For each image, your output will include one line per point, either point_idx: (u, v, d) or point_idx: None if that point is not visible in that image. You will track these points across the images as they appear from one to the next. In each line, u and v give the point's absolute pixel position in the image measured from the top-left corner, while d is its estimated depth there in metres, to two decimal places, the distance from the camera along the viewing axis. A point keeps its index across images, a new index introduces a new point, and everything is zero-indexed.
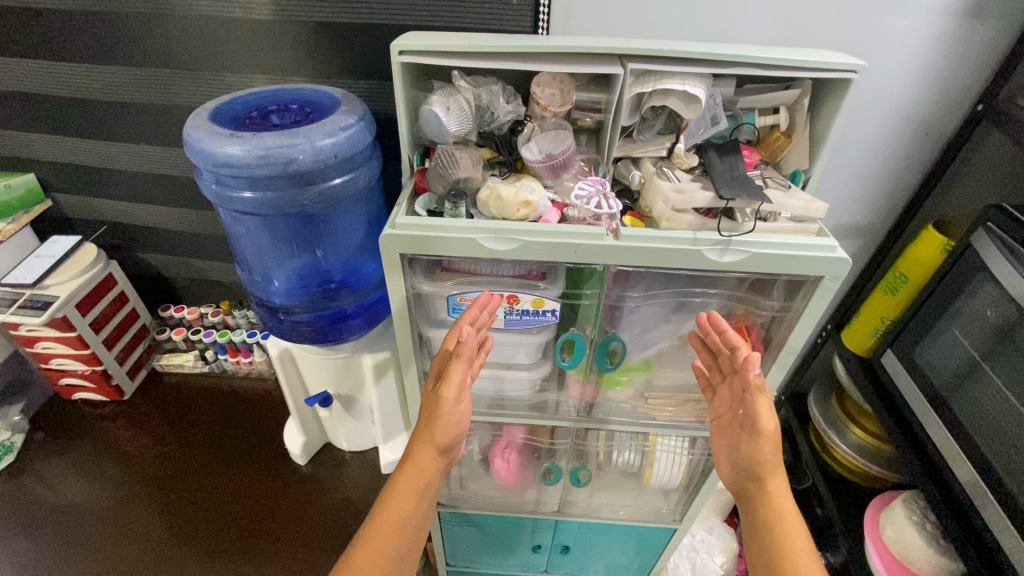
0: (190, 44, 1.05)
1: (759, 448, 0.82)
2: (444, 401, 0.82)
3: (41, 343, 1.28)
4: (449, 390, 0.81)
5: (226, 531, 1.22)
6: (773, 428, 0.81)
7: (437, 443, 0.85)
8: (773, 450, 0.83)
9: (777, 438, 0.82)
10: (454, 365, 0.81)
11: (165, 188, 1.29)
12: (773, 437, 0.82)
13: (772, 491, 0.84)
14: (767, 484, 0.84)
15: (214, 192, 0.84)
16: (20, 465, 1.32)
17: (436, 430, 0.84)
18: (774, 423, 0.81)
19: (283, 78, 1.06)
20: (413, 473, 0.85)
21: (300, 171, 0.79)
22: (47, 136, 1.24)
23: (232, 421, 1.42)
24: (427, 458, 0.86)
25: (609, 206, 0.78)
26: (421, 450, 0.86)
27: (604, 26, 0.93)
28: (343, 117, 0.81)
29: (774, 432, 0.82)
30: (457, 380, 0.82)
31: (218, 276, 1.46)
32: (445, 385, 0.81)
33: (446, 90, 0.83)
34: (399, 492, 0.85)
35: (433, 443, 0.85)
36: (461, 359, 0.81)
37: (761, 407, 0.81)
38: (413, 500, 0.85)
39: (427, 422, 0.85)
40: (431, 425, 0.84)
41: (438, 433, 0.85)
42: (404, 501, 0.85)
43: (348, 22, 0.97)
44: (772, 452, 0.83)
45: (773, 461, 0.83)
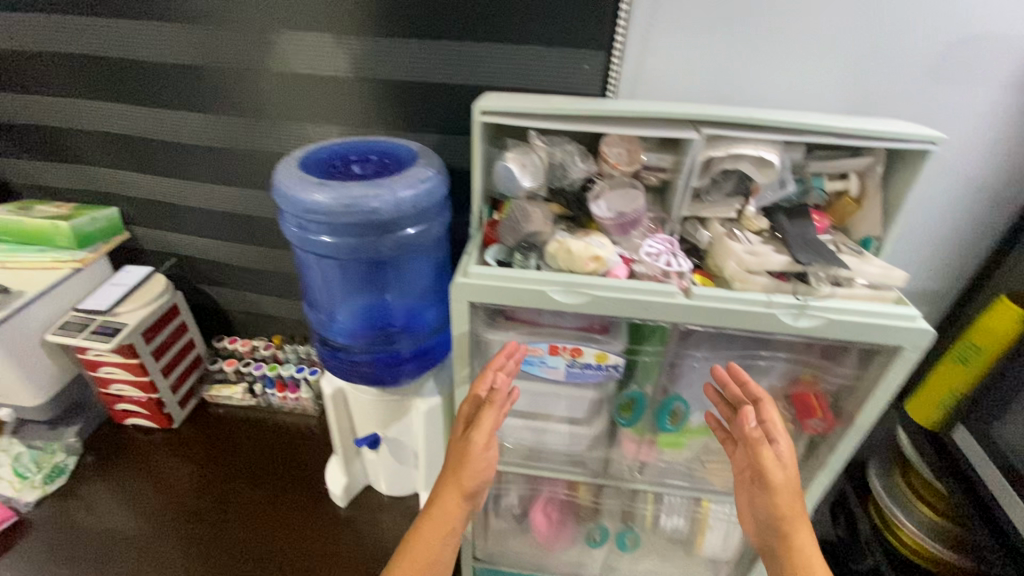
0: (275, 96, 1.12)
1: (776, 503, 0.76)
2: (473, 448, 0.81)
3: (104, 368, 1.31)
4: (479, 436, 0.80)
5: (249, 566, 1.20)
6: (789, 481, 0.76)
7: (464, 488, 0.82)
8: (795, 505, 0.76)
9: (798, 492, 0.76)
10: (482, 412, 0.81)
11: (236, 225, 1.36)
12: (793, 493, 0.76)
13: (805, 554, 0.75)
14: (800, 547, 0.75)
15: (295, 235, 0.87)
16: (71, 487, 1.34)
17: (463, 474, 0.82)
18: (790, 476, 0.76)
19: (359, 130, 1.12)
20: (438, 517, 0.83)
21: (381, 220, 0.83)
22: (134, 174, 1.33)
23: (273, 457, 1.43)
24: (452, 503, 0.83)
25: (678, 264, 0.80)
26: (447, 494, 0.83)
27: (671, 91, 0.96)
28: (423, 170, 0.85)
29: (790, 486, 0.76)
30: (486, 428, 0.81)
31: (274, 311, 1.51)
32: (477, 430, 0.80)
33: (521, 147, 0.87)
34: (424, 536, 0.83)
35: (459, 488, 0.83)
36: (491, 407, 0.81)
37: (767, 460, 0.76)
38: (437, 544, 0.83)
39: (453, 467, 0.83)
40: (458, 467, 0.83)
41: (465, 477, 0.82)
42: (428, 545, 0.83)
43: (424, 81, 1.03)
44: (793, 506, 0.76)
45: (796, 516, 0.76)
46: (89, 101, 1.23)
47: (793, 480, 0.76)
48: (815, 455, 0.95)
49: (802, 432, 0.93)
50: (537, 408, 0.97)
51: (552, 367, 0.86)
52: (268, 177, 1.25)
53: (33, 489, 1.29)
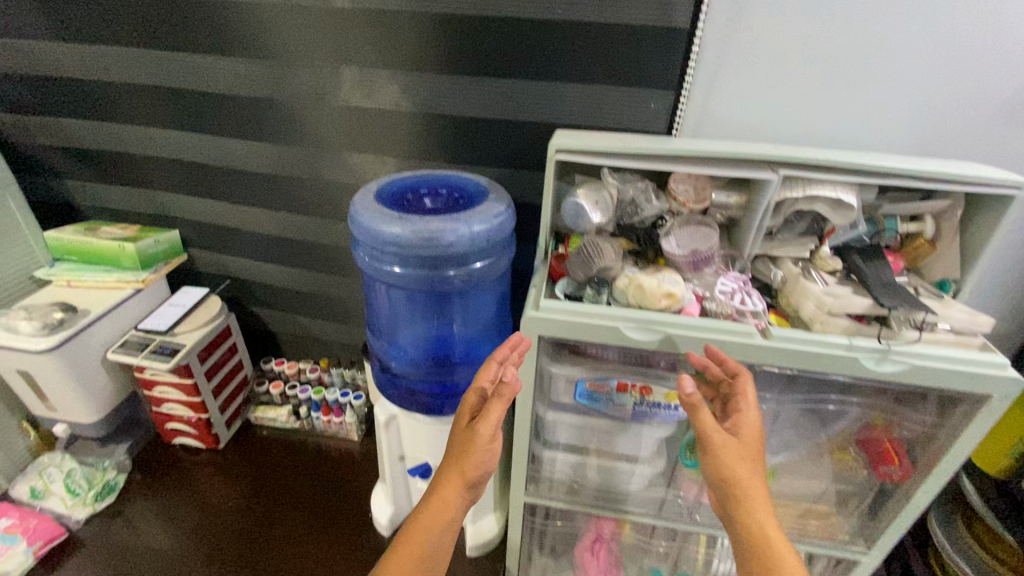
0: (340, 129, 1.16)
1: (718, 466, 0.71)
2: (481, 435, 0.73)
3: (158, 387, 1.33)
4: (487, 423, 0.73)
5: None
6: (742, 447, 0.70)
7: (469, 475, 0.74)
8: (753, 475, 0.70)
9: (754, 461, 0.70)
10: (490, 403, 0.74)
11: (292, 250, 1.39)
12: (748, 460, 0.70)
13: (762, 526, 0.67)
14: (756, 517, 0.68)
15: (366, 263, 0.89)
16: (119, 505, 1.34)
17: (468, 460, 0.74)
18: (744, 441, 0.71)
19: (420, 162, 1.15)
20: (437, 505, 0.73)
21: (454, 253, 0.84)
22: (196, 199, 1.37)
23: (315, 482, 1.42)
24: (453, 492, 0.74)
25: (752, 303, 0.80)
26: (449, 481, 0.74)
27: (735, 131, 0.97)
28: (495, 205, 0.86)
29: (739, 449, 0.70)
30: (496, 414, 0.74)
31: (321, 335, 1.53)
32: (487, 416, 0.72)
33: (591, 184, 0.88)
34: (420, 524, 0.72)
35: (463, 475, 0.74)
36: (502, 395, 0.74)
37: (702, 421, 0.72)
38: (432, 533, 0.72)
39: (456, 455, 0.75)
40: (459, 454, 0.75)
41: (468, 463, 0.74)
42: (424, 535, 0.72)
43: (488, 117, 1.05)
44: (745, 471, 0.69)
45: (750, 485, 0.69)
46: (160, 130, 1.27)
47: (747, 445, 0.71)
48: (886, 504, 0.92)
49: (875, 479, 0.90)
50: (597, 444, 0.95)
51: (619, 404, 0.85)
52: (327, 206, 1.28)
53: (83, 507, 1.29)
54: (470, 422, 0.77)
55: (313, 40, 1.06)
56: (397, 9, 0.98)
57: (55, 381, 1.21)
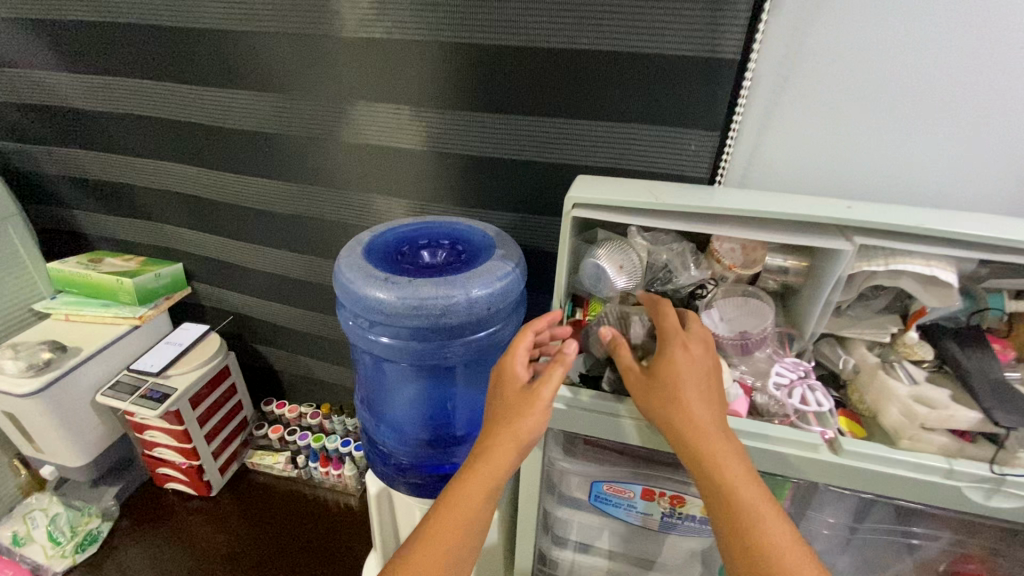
0: (345, 167, 1.06)
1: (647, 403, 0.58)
2: (541, 401, 0.59)
3: (149, 432, 1.25)
4: (549, 388, 0.59)
5: None
6: (661, 376, 0.58)
7: (520, 444, 0.59)
8: (683, 404, 0.56)
9: (680, 388, 0.56)
10: (549, 369, 0.61)
11: (295, 290, 1.30)
12: (664, 389, 0.57)
13: (720, 476, 0.52)
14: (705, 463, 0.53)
15: (351, 328, 0.79)
16: (102, 555, 1.26)
17: (523, 427, 0.59)
18: (661, 368, 0.58)
19: (429, 205, 1.04)
20: (481, 477, 0.57)
21: (450, 322, 0.72)
22: (200, 233, 1.30)
23: (309, 537, 1.30)
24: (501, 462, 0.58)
25: (816, 401, 0.63)
26: (497, 449, 0.58)
27: (793, 182, 0.82)
28: (500, 264, 0.74)
29: (656, 379, 0.58)
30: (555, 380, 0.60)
31: (325, 377, 1.44)
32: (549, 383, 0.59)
33: (616, 242, 0.73)
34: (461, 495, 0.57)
35: (516, 445, 0.58)
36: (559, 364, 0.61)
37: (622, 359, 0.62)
38: (470, 513, 0.56)
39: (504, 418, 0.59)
40: (505, 418, 0.59)
41: (520, 431, 0.58)
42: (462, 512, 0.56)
43: (503, 158, 0.93)
44: (666, 405, 0.56)
45: (683, 420, 0.55)
46: (162, 162, 1.21)
47: (662, 372, 0.58)
48: None
49: None
50: (615, 547, 0.80)
51: (643, 513, 0.71)
52: (332, 246, 1.19)
53: (62, 558, 1.21)
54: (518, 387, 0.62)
55: (315, 73, 0.96)
56: (402, 39, 0.88)
57: (39, 424, 1.14)
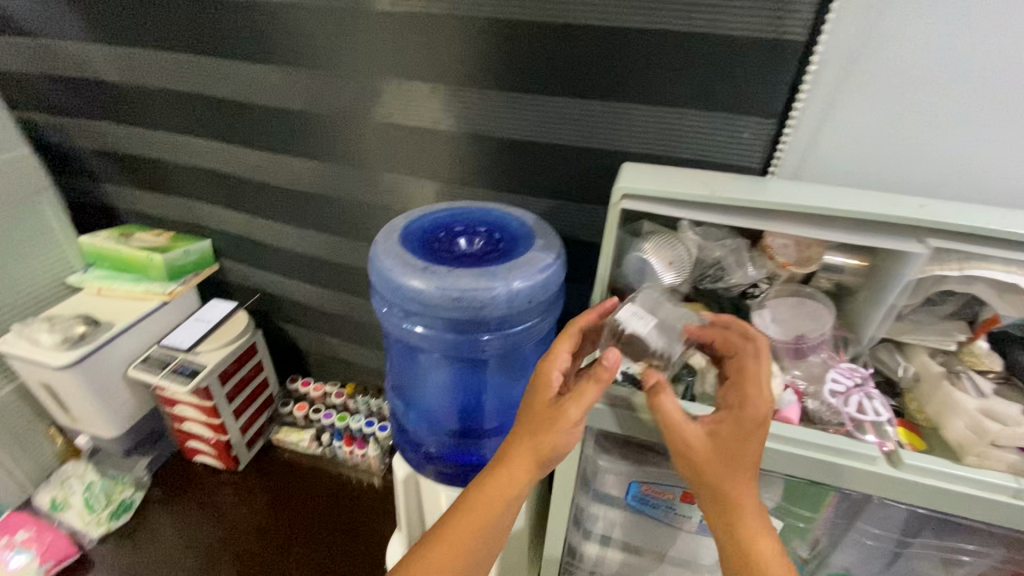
0: (375, 150, 1.04)
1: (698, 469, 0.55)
2: (568, 420, 0.56)
3: (180, 406, 1.27)
4: (577, 408, 0.55)
5: None
6: (724, 448, 0.54)
7: (543, 454, 0.57)
8: (737, 484, 0.54)
9: (740, 469, 0.54)
10: (582, 385, 0.56)
11: (323, 270, 1.29)
12: (724, 467, 0.54)
13: (748, 551, 0.53)
14: (738, 537, 0.54)
15: (385, 316, 0.78)
16: (135, 523, 1.29)
17: (548, 439, 0.57)
18: (728, 442, 0.54)
19: (462, 189, 1.01)
20: (502, 483, 0.58)
21: (489, 315, 0.71)
22: (228, 211, 1.29)
23: (334, 513, 1.32)
24: (522, 468, 0.58)
25: (874, 410, 0.60)
26: (518, 457, 0.58)
27: (853, 175, 0.77)
28: (542, 255, 0.71)
29: (719, 457, 0.54)
30: (589, 398, 0.56)
31: (351, 358, 1.44)
32: (577, 403, 0.55)
33: (664, 235, 0.70)
34: (483, 499, 0.58)
35: (537, 455, 0.57)
36: (594, 380, 0.56)
37: (678, 416, 0.56)
38: (486, 524, 0.58)
39: (532, 426, 0.58)
40: (531, 430, 0.58)
41: (540, 446, 0.57)
42: (485, 510, 0.58)
43: (542, 143, 0.89)
44: (721, 484, 0.54)
45: (731, 499, 0.54)
46: (191, 138, 1.19)
47: (729, 450, 0.54)
48: None
49: None
50: (649, 546, 0.79)
51: (683, 515, 0.71)
52: (361, 227, 1.16)
53: (98, 525, 1.24)
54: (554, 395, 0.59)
55: (348, 50, 0.93)
56: (442, 12, 0.83)
57: (74, 395, 1.16)
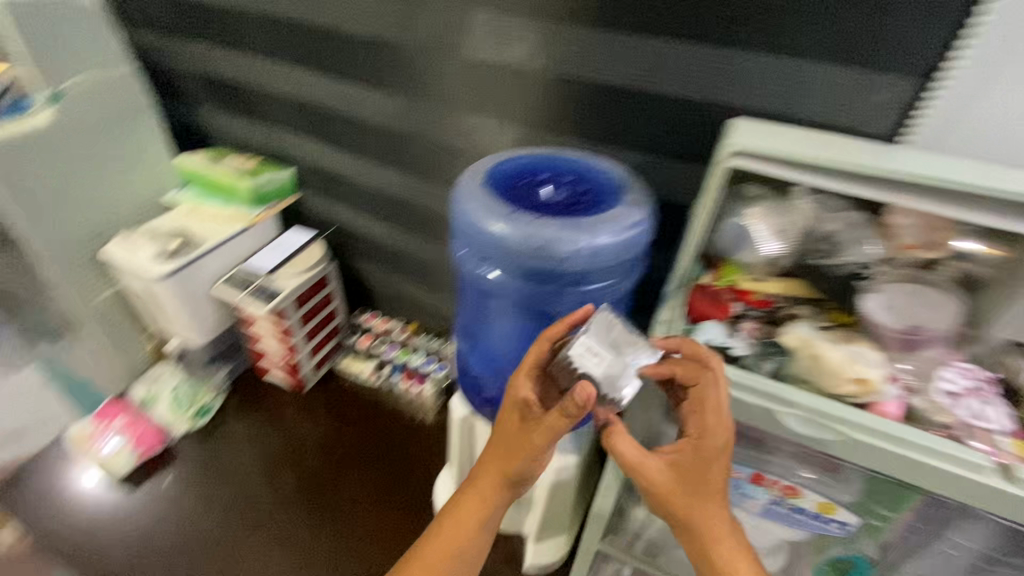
0: (461, 87, 1.00)
1: (660, 498, 0.58)
2: (531, 448, 0.61)
3: (256, 326, 1.34)
4: (540, 439, 0.60)
5: (357, 527, 1.23)
6: (686, 477, 0.58)
7: (511, 475, 0.64)
8: (700, 511, 0.57)
9: (706, 497, 0.57)
10: (546, 419, 0.59)
11: (396, 209, 1.30)
12: (689, 497, 0.57)
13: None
14: (715, 564, 0.57)
15: (464, 259, 0.77)
16: (213, 426, 1.41)
17: (514, 463, 0.63)
18: (690, 472, 0.58)
19: (547, 136, 0.96)
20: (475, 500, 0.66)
21: (567, 269, 0.68)
22: (311, 141, 1.31)
23: (388, 442, 1.38)
24: (493, 485, 0.66)
25: (991, 418, 0.54)
26: (488, 477, 0.66)
27: (1003, 152, 0.67)
28: (631, 212, 0.67)
29: (678, 485, 0.58)
30: (552, 431, 0.59)
31: (415, 298, 1.47)
32: (539, 436, 0.59)
33: (773, 203, 0.66)
34: (459, 515, 0.67)
35: (504, 476, 0.65)
36: (559, 416, 0.57)
37: (634, 451, 0.59)
38: (463, 535, 0.67)
39: (501, 451, 0.65)
40: (499, 452, 0.65)
41: (506, 467, 0.64)
42: (462, 526, 0.67)
43: (641, 91, 0.83)
44: (687, 515, 0.57)
45: (696, 524, 0.57)
46: (282, 65, 1.20)
47: (691, 480, 0.57)
48: None
49: None
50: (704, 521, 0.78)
51: (749, 497, 0.69)
52: (438, 168, 1.15)
53: (183, 422, 1.38)
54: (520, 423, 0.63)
55: None
56: None
57: (168, 304, 1.26)
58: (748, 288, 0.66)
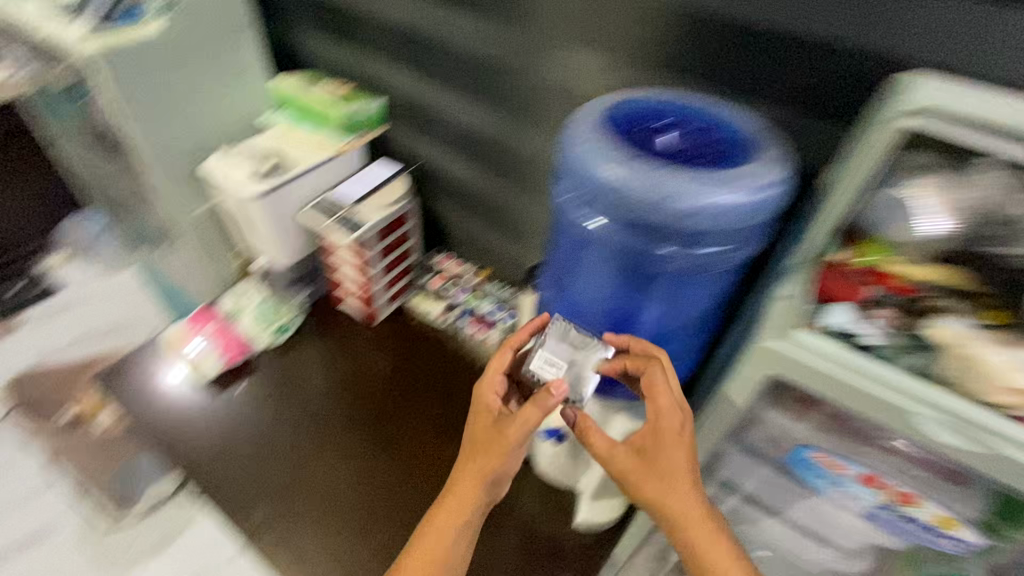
0: (572, 18, 0.92)
1: (632, 482, 0.65)
2: (509, 439, 0.72)
3: (338, 255, 1.37)
4: (517, 431, 0.71)
5: (417, 458, 1.27)
6: (655, 464, 0.65)
7: (490, 471, 0.72)
8: (673, 493, 0.64)
9: (676, 482, 0.64)
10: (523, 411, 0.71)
11: (482, 149, 1.26)
12: (658, 481, 0.64)
13: (707, 559, 0.61)
14: (696, 549, 0.62)
15: (566, 206, 0.74)
16: (292, 344, 1.48)
17: (493, 459, 0.72)
18: (657, 456, 0.66)
19: (662, 80, 0.88)
20: (455, 504, 0.73)
21: (681, 228, 0.63)
22: (404, 70, 1.27)
23: (451, 382, 1.41)
24: (470, 487, 0.73)
25: None
26: (466, 479, 0.74)
27: None
28: (766, 172, 0.60)
29: (648, 469, 0.65)
30: (528, 422, 0.71)
31: (491, 244, 1.45)
32: (518, 425, 0.71)
33: (943, 177, 0.57)
34: (439, 524, 0.73)
35: (483, 476, 0.73)
36: (533, 406, 0.71)
37: (603, 442, 0.68)
38: (444, 542, 0.72)
39: (478, 451, 0.74)
40: (476, 456, 0.74)
41: (484, 467, 0.73)
42: (441, 532, 0.73)
43: (786, 33, 0.73)
44: (659, 498, 0.64)
45: (671, 506, 0.63)
46: None
47: (657, 466, 0.65)
48: None
49: None
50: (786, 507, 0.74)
51: (853, 495, 0.65)
52: (533, 108, 1.09)
53: (266, 336, 1.45)
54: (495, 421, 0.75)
55: None
56: None
57: (258, 224, 1.30)
58: (890, 272, 0.58)
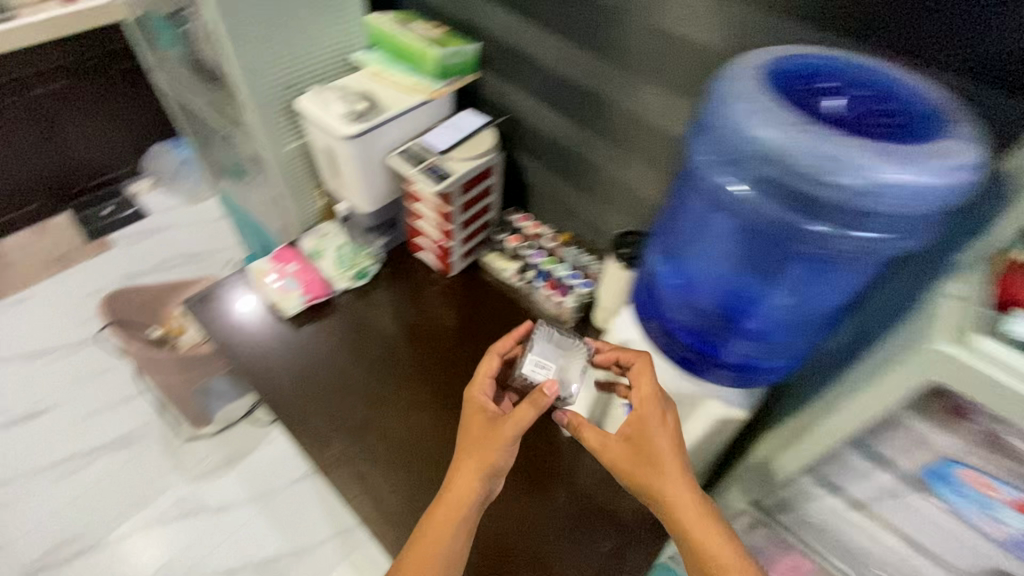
0: None
1: (623, 466, 0.79)
2: (505, 434, 0.82)
3: (420, 205, 1.36)
4: (512, 427, 0.81)
5: None
6: (640, 448, 0.78)
7: (489, 464, 0.81)
8: (657, 476, 0.76)
9: (660, 466, 0.76)
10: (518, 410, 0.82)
11: (578, 102, 1.18)
12: (643, 467, 0.77)
13: (693, 534, 0.73)
14: (684, 525, 0.74)
15: (705, 162, 0.75)
16: (367, 289, 1.50)
17: (490, 453, 0.82)
18: (642, 442, 0.78)
19: (813, 36, 0.78)
20: (454, 497, 0.81)
21: (824, 196, 0.59)
22: (505, 13, 1.20)
23: None
24: (469, 480, 0.81)
25: None
26: (465, 472, 0.82)
27: None
28: (951, 153, 0.54)
29: (634, 453, 0.78)
30: (522, 421, 0.81)
31: (574, 205, 1.39)
32: (513, 422, 0.81)
33: None
34: (439, 515, 0.80)
35: (481, 468, 0.81)
36: (526, 404, 0.82)
37: (594, 436, 0.82)
38: (444, 536, 0.79)
39: (476, 447, 0.83)
40: (473, 452, 0.83)
41: (483, 459, 0.82)
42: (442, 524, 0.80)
43: None
44: (646, 480, 0.76)
45: (656, 487, 0.76)
46: None
47: (642, 452, 0.78)
48: None
49: None
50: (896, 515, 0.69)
51: (997, 523, 0.62)
52: (647, 61, 1.00)
53: (343, 279, 1.47)
54: (490, 421, 0.85)
55: None
56: None
57: (346, 166, 1.30)
58: None
